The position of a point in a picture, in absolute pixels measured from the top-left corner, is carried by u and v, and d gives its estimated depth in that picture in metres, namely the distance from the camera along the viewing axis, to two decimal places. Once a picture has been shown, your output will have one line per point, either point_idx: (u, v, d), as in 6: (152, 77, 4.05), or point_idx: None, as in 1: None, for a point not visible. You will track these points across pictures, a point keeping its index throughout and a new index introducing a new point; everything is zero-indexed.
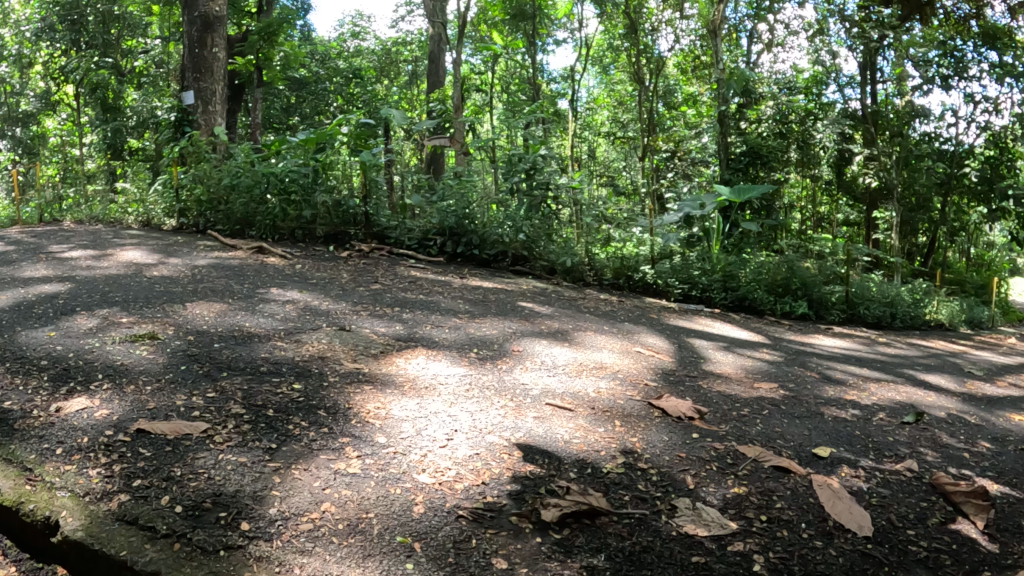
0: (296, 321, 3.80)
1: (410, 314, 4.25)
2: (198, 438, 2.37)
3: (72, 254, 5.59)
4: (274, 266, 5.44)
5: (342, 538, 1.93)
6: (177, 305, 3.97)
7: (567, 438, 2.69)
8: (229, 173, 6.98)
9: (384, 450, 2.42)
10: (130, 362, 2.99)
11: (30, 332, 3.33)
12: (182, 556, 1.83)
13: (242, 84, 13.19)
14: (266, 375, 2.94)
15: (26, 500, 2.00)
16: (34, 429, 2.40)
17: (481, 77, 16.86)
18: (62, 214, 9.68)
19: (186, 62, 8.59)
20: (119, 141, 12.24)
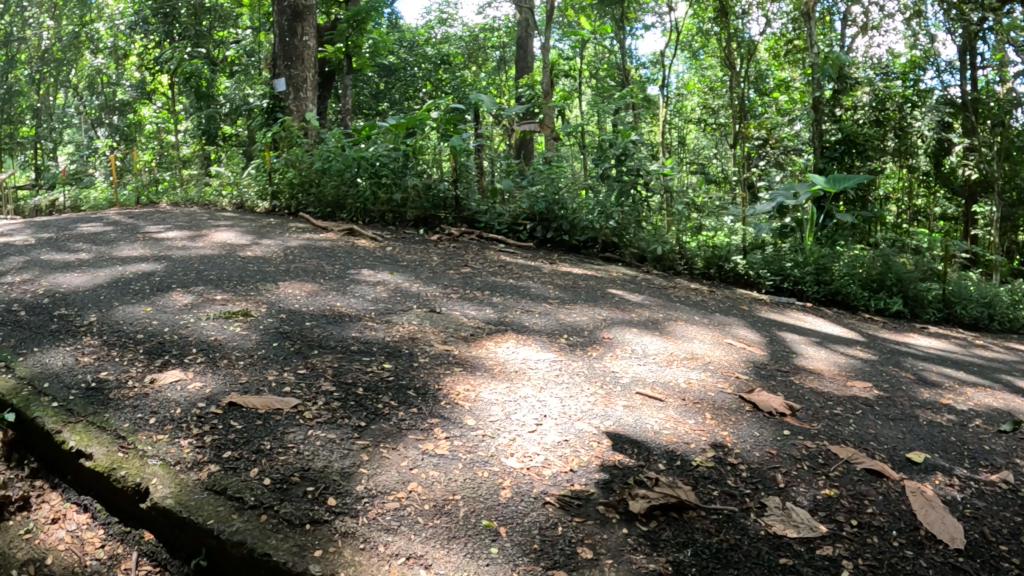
0: (387, 303, 3.84)
1: (500, 298, 4.24)
2: (288, 413, 2.41)
3: (168, 234, 5.83)
4: (365, 248, 5.53)
5: (428, 519, 1.93)
6: (270, 284, 4.07)
7: (656, 429, 2.62)
8: (320, 157, 7.13)
9: (474, 432, 2.42)
10: (224, 338, 3.08)
11: (127, 307, 3.48)
12: (269, 528, 1.88)
13: (333, 72, 13.37)
14: (357, 354, 2.98)
15: (119, 467, 2.13)
16: (129, 398, 2.52)
17: (568, 63, 16.66)
18: (161, 196, 10.10)
19: (277, 50, 8.78)
20: (213, 127, 12.69)
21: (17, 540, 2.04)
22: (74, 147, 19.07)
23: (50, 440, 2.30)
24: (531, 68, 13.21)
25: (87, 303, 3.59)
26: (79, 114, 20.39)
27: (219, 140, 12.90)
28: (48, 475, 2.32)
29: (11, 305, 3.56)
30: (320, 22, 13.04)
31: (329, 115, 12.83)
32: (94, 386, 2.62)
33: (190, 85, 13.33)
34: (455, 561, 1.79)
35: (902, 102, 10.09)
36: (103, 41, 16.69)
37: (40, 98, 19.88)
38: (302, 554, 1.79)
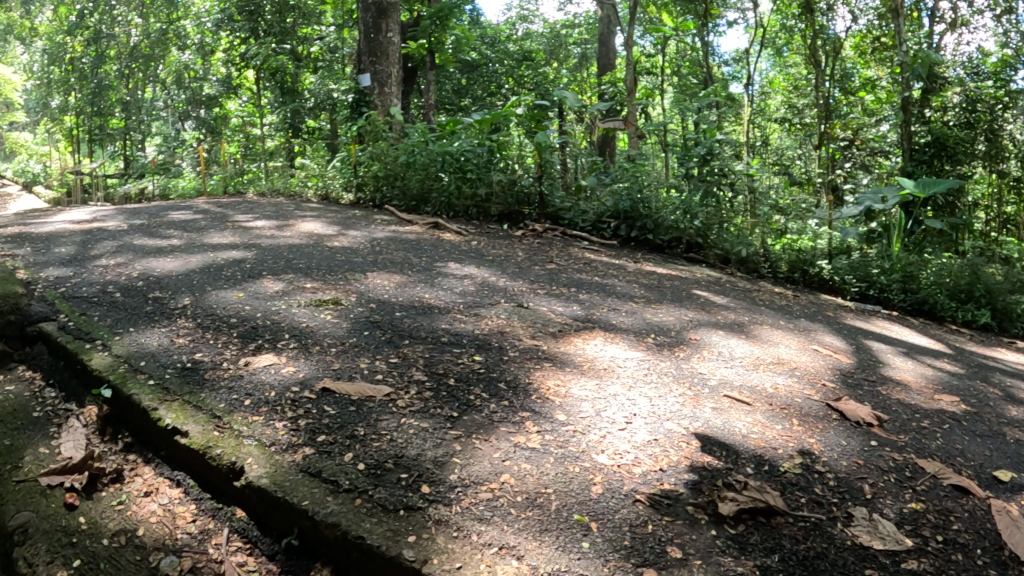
0: (475, 296, 3.90)
1: (586, 295, 4.25)
2: (381, 401, 2.49)
3: (257, 223, 6.03)
4: (450, 242, 5.62)
5: (521, 511, 1.97)
6: (359, 274, 4.18)
7: (744, 432, 2.59)
8: (405, 151, 7.34)
9: (564, 427, 2.45)
10: (316, 325, 3.18)
11: (220, 292, 3.62)
12: (365, 511, 1.95)
13: (416, 67, 13.59)
14: (448, 345, 3.04)
15: (214, 446, 2.24)
16: (223, 379, 2.64)
17: (649, 61, 16.36)
18: (247, 187, 10.45)
19: (363, 46, 9.01)
20: (298, 120, 13.06)
21: (111, 510, 2.19)
22: (162, 138, 19.83)
23: (147, 416, 2.43)
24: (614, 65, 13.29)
25: (181, 286, 3.76)
26: (166, 108, 21.15)
27: (303, 134, 13.23)
28: (141, 450, 2.47)
29: (109, 287, 3.77)
30: (404, 19, 13.29)
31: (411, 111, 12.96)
32: (189, 366, 2.75)
33: (276, 80, 13.65)
34: (547, 553, 1.81)
35: (995, 103, 9.25)
36: (194, 37, 17.33)
37: (130, 91, 20.70)
38: (396, 538, 1.84)
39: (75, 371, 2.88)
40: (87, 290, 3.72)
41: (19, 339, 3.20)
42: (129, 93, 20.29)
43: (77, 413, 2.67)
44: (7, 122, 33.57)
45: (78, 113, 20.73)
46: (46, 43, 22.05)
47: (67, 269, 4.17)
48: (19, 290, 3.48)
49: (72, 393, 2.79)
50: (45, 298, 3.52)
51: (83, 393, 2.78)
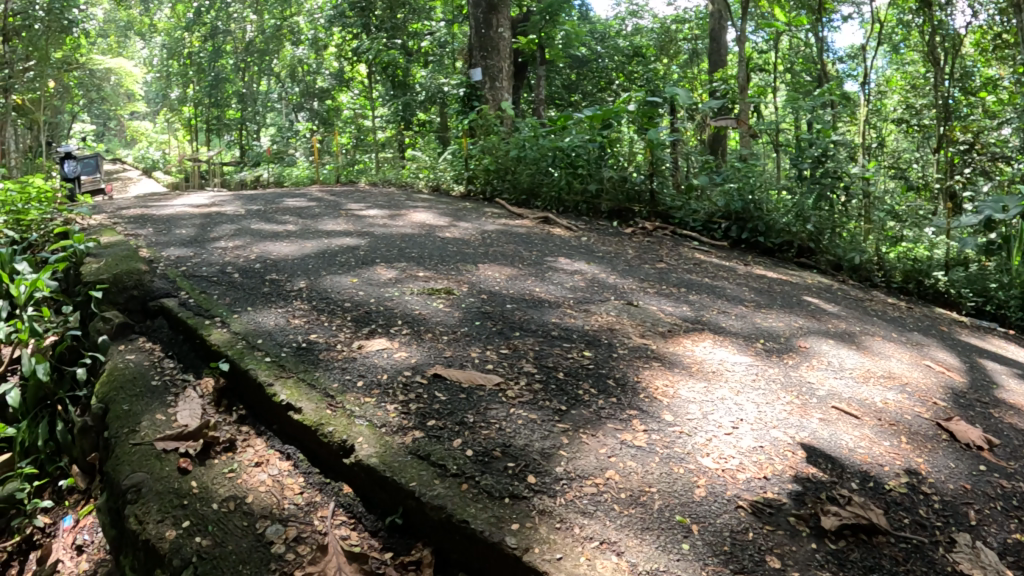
0: (585, 292, 3.92)
1: (696, 296, 4.20)
2: (491, 390, 2.56)
3: (370, 212, 6.23)
4: (560, 237, 5.66)
5: (623, 507, 1.99)
6: (470, 266, 4.26)
7: (851, 446, 2.51)
8: (517, 146, 7.46)
9: (671, 427, 2.44)
10: (428, 313, 3.27)
11: (335, 277, 3.79)
12: (470, 495, 2.01)
13: (526, 62, 13.58)
14: (557, 339, 3.08)
15: (326, 423, 2.35)
16: (338, 360, 2.76)
17: (761, 57, 15.75)
18: (359, 177, 10.78)
19: (474, 42, 9.14)
20: (409, 113, 13.37)
21: (223, 477, 2.33)
22: (276, 128, 20.68)
23: (263, 390, 2.57)
24: (724, 61, 12.97)
25: (297, 270, 3.94)
26: (279, 101, 21.99)
27: (413, 126, 13.47)
28: (254, 423, 2.63)
29: (227, 269, 3.99)
30: (513, 15, 13.36)
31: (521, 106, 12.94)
32: (304, 346, 2.89)
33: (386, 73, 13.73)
34: (647, 552, 1.82)
35: None
36: (310, 33, 17.88)
37: (246, 84, 21.61)
38: (499, 525, 1.89)
39: (194, 346, 3.10)
40: (206, 270, 3.96)
41: (141, 313, 3.52)
42: (245, 86, 21.20)
43: (194, 384, 2.86)
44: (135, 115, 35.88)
45: (197, 104, 21.81)
46: (168, 39, 23.30)
47: (188, 250, 4.45)
48: (143, 266, 3.77)
49: (191, 366, 3.00)
50: (165, 276, 3.81)
51: (201, 366, 2.98)
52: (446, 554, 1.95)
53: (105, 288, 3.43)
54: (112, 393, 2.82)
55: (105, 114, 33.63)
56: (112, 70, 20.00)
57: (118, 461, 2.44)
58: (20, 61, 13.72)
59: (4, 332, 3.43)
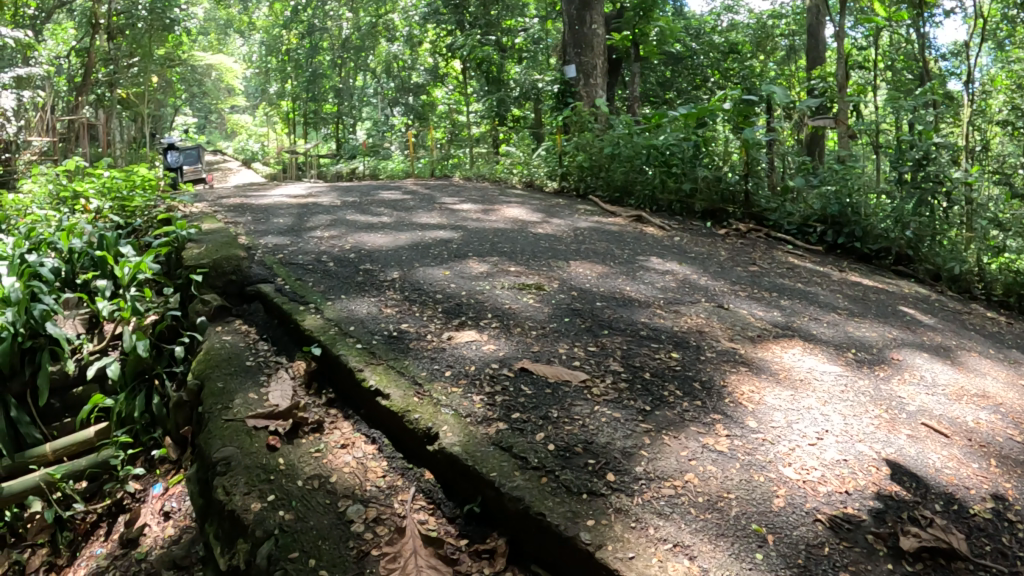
0: (676, 292, 3.89)
1: (789, 302, 4.10)
2: (576, 386, 2.59)
3: (464, 206, 6.34)
4: (653, 236, 5.63)
5: (700, 512, 1.97)
6: (562, 262, 4.30)
7: (937, 466, 2.41)
8: (611, 143, 7.54)
9: (754, 434, 2.40)
10: (518, 308, 3.34)
11: (428, 269, 3.90)
12: (548, 489, 2.03)
13: (620, 58, 13.39)
14: (645, 339, 3.08)
15: (412, 410, 2.42)
16: (427, 350, 2.85)
17: (861, 54, 15.13)
18: (454, 172, 11.44)
19: (568, 38, 9.16)
20: (503, 109, 13.31)
21: (309, 456, 2.44)
22: (371, 122, 21.18)
23: (354, 375, 2.67)
24: (823, 57, 12.57)
25: (391, 261, 4.08)
26: (374, 95, 22.49)
27: (508, 122, 13.40)
28: (342, 407, 2.73)
29: (323, 258, 4.17)
30: (607, 11, 13.33)
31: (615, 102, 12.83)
32: (395, 335, 2.99)
33: (482, 69, 13.97)
34: (720, 558, 1.79)
35: None
36: (406, 30, 18.15)
37: (342, 79, 22.17)
38: (575, 520, 1.90)
39: (288, 330, 3.25)
40: (303, 258, 4.16)
41: (239, 297, 3.77)
42: (341, 82, 21.77)
43: (286, 366, 2.99)
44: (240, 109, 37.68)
45: (295, 98, 22.58)
46: (265, 36, 24.19)
47: (285, 239, 4.65)
48: (242, 253, 4.01)
49: (284, 349, 3.15)
50: (263, 264, 4.03)
51: (294, 349, 3.12)
52: (521, 544, 1.98)
53: (205, 272, 3.69)
54: (208, 370, 2.97)
55: (210, 108, 35.31)
56: (212, 66, 20.91)
57: (211, 436, 2.58)
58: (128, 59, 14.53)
59: (108, 309, 3.67)
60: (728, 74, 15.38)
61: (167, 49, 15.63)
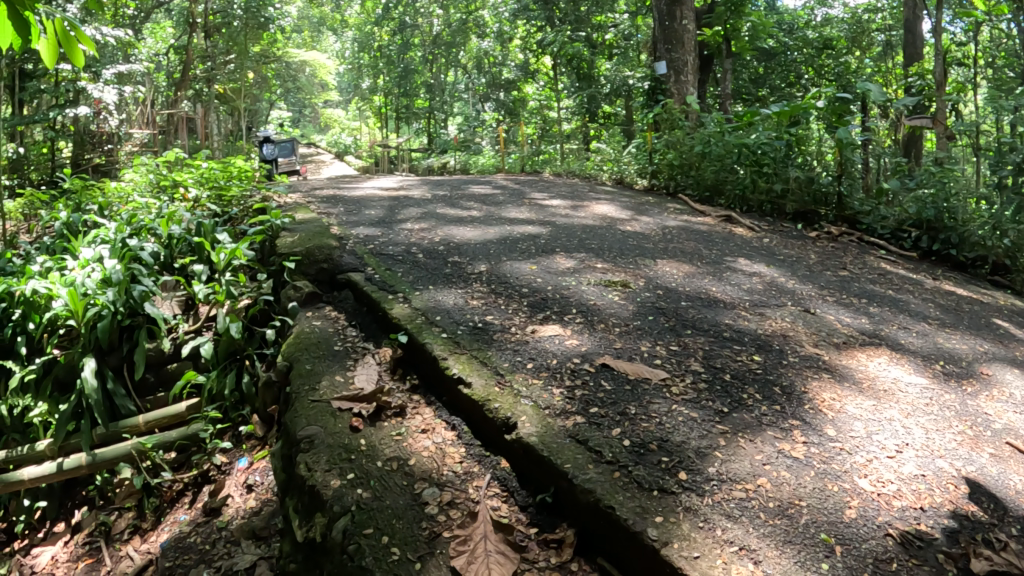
0: (763, 295, 3.85)
1: (878, 309, 3.99)
2: (656, 384, 2.61)
3: (553, 202, 6.38)
4: (741, 237, 5.55)
5: (769, 517, 1.95)
6: (648, 260, 4.31)
7: (1019, 488, 2.29)
8: (701, 141, 7.41)
9: (831, 443, 2.36)
10: (603, 304, 3.39)
11: (515, 264, 4.02)
12: (620, 483, 2.05)
13: (711, 55, 13.10)
14: (728, 341, 3.07)
15: (493, 400, 2.48)
16: (511, 342, 2.92)
17: (959, 51, 14.36)
18: (545, 168, 11.71)
19: (659, 34, 9.08)
20: (594, 106, 13.17)
21: (390, 439, 2.52)
22: (463, 117, 21.32)
23: (439, 363, 2.76)
24: (920, 52, 12.05)
25: (479, 255, 4.20)
26: (465, 90, 22.62)
27: (599, 119, 13.27)
28: (425, 393, 2.81)
29: (413, 249, 4.31)
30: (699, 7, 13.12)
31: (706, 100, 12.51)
32: (479, 326, 3.07)
33: (572, 66, 13.75)
34: (785, 565, 1.77)
35: None
36: (496, 29, 18.20)
37: (434, 75, 22.39)
38: (643, 515, 1.92)
39: (376, 317, 3.36)
40: (393, 249, 4.29)
41: (329, 284, 3.90)
42: (433, 77, 22.02)
43: (373, 351, 3.09)
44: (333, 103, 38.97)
45: (387, 93, 22.96)
46: (359, 33, 24.69)
47: (376, 230, 4.82)
48: (334, 243, 4.20)
49: (371, 336, 3.26)
50: (354, 253, 4.19)
51: (380, 336, 3.23)
52: (588, 537, 2.01)
53: (297, 259, 3.88)
54: (297, 353, 3.12)
55: (306, 103, 36.26)
56: (307, 63, 21.49)
57: (297, 414, 2.70)
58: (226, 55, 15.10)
59: (205, 293, 3.91)
60: (822, 71, 14.81)
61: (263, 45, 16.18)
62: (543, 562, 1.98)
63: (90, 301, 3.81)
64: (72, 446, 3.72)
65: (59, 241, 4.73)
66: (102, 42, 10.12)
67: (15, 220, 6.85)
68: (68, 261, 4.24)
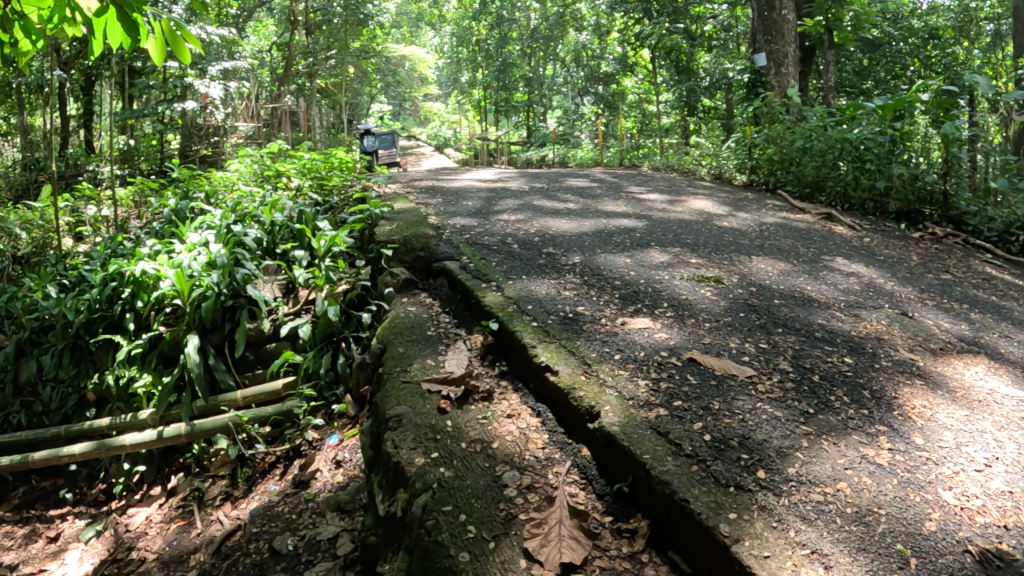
0: (858, 296, 3.80)
1: (979, 315, 3.85)
2: (742, 381, 2.64)
3: (650, 196, 6.40)
4: (841, 236, 5.44)
5: (845, 522, 1.94)
6: (743, 257, 4.31)
7: None
8: (802, 136, 7.15)
9: (918, 451, 2.32)
10: (695, 299, 3.42)
11: (609, 256, 4.08)
12: (697, 478, 2.09)
13: (812, 46, 12.61)
14: (820, 341, 3.06)
15: (578, 388, 2.55)
16: (600, 333, 3.00)
17: None
18: (644, 162, 11.90)
19: (758, 26, 8.92)
20: (693, 99, 13.24)
21: (476, 421, 2.63)
22: (562, 110, 21.24)
23: (527, 351, 2.85)
24: None
25: (573, 247, 4.29)
26: (564, 83, 22.52)
27: (698, 113, 13.23)
28: (513, 379, 2.91)
29: (508, 239, 4.41)
30: None
31: (806, 94, 12.10)
32: (570, 316, 3.16)
33: (671, 58, 13.33)
34: (857, 572, 1.76)
35: None
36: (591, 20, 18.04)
37: (532, 69, 22.41)
38: (717, 511, 1.95)
39: (469, 304, 3.48)
40: (488, 239, 4.41)
41: (425, 271, 4.05)
42: (531, 70, 22.13)
43: (464, 338, 3.22)
44: (433, 95, 40.01)
45: (486, 86, 23.13)
46: (455, 28, 24.90)
47: (473, 220, 4.96)
48: (430, 232, 4.35)
49: (463, 322, 3.39)
50: (449, 242, 4.32)
51: (472, 323, 3.35)
52: (661, 529, 2.06)
53: (394, 247, 4.09)
54: (391, 336, 3.29)
55: (407, 97, 36.93)
56: (407, 58, 21.88)
57: (388, 394, 2.84)
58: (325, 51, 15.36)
59: (305, 277, 4.13)
60: (929, 63, 14.05)
61: (363, 42, 16.72)
62: (614, 550, 2.04)
63: (196, 283, 4.10)
64: (172, 416, 4.00)
65: (167, 227, 5.11)
66: (211, 41, 10.72)
67: (130, 207, 7.27)
68: (176, 245, 4.58)
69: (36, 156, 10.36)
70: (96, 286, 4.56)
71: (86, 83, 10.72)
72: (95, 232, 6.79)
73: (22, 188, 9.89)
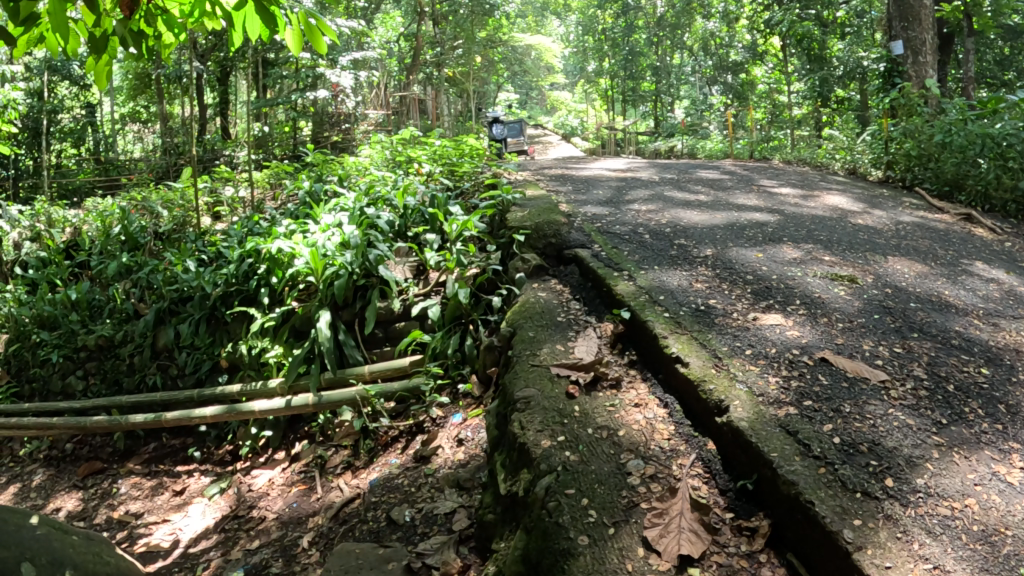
0: (999, 303, 3.57)
1: None
2: (874, 385, 2.55)
3: (781, 190, 6.22)
4: (984, 238, 5.11)
5: (971, 540, 1.86)
6: (879, 256, 4.13)
7: None
8: (942, 130, 6.75)
9: None
10: (828, 297, 3.32)
11: (741, 250, 4.01)
12: (824, 480, 2.05)
13: (952, 32, 11.74)
14: (956, 349, 2.91)
15: (709, 381, 2.55)
16: (733, 327, 2.96)
17: None
18: (774, 155, 11.57)
19: (894, 11, 8.40)
20: (826, 89, 12.61)
21: (603, 408, 2.66)
22: (689, 101, 20.90)
23: (657, 341, 2.86)
24: None
25: (705, 239, 4.23)
26: (692, 73, 22.04)
27: (832, 103, 12.61)
28: (642, 369, 2.92)
29: (639, 229, 4.40)
30: None
31: (946, 85, 11.35)
32: (702, 309, 3.14)
33: (803, 47, 12.83)
34: None
35: None
36: (718, 8, 17.57)
37: (660, 58, 22.15)
38: (842, 516, 1.91)
39: (599, 292, 3.52)
40: (619, 228, 4.41)
41: (555, 258, 4.10)
42: (658, 59, 21.87)
43: (594, 325, 3.26)
44: (558, 83, 40.18)
45: (612, 76, 22.92)
46: (580, 18, 24.84)
47: (603, 208, 4.98)
48: (560, 219, 4.39)
49: (593, 309, 3.42)
50: (580, 230, 4.35)
51: (602, 310, 3.39)
52: (782, 530, 2.03)
53: (527, 233, 4.15)
54: (521, 320, 3.36)
55: (532, 86, 37.13)
56: (532, 48, 22.07)
57: (517, 375, 2.93)
58: (453, 41, 15.84)
59: (436, 260, 4.31)
60: None
61: (489, 31, 17.00)
62: (732, 547, 2.04)
63: (330, 262, 4.33)
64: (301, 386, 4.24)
65: (302, 208, 5.42)
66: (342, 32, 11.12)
67: (265, 189, 7.75)
68: (310, 225, 4.84)
69: (178, 140, 11.10)
70: (234, 263, 4.90)
71: (224, 72, 11.38)
72: (232, 211, 7.25)
73: (165, 170, 10.63)
